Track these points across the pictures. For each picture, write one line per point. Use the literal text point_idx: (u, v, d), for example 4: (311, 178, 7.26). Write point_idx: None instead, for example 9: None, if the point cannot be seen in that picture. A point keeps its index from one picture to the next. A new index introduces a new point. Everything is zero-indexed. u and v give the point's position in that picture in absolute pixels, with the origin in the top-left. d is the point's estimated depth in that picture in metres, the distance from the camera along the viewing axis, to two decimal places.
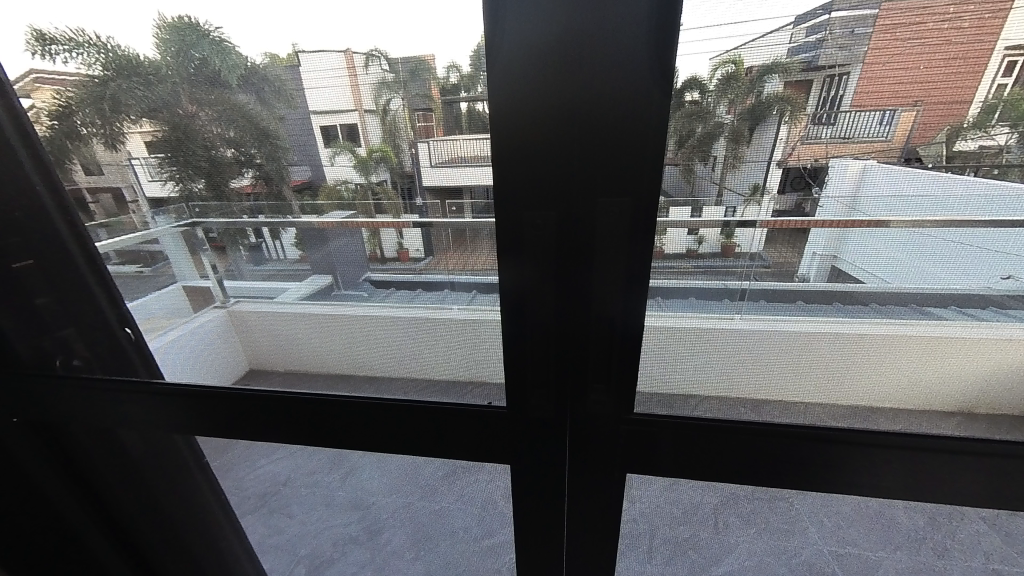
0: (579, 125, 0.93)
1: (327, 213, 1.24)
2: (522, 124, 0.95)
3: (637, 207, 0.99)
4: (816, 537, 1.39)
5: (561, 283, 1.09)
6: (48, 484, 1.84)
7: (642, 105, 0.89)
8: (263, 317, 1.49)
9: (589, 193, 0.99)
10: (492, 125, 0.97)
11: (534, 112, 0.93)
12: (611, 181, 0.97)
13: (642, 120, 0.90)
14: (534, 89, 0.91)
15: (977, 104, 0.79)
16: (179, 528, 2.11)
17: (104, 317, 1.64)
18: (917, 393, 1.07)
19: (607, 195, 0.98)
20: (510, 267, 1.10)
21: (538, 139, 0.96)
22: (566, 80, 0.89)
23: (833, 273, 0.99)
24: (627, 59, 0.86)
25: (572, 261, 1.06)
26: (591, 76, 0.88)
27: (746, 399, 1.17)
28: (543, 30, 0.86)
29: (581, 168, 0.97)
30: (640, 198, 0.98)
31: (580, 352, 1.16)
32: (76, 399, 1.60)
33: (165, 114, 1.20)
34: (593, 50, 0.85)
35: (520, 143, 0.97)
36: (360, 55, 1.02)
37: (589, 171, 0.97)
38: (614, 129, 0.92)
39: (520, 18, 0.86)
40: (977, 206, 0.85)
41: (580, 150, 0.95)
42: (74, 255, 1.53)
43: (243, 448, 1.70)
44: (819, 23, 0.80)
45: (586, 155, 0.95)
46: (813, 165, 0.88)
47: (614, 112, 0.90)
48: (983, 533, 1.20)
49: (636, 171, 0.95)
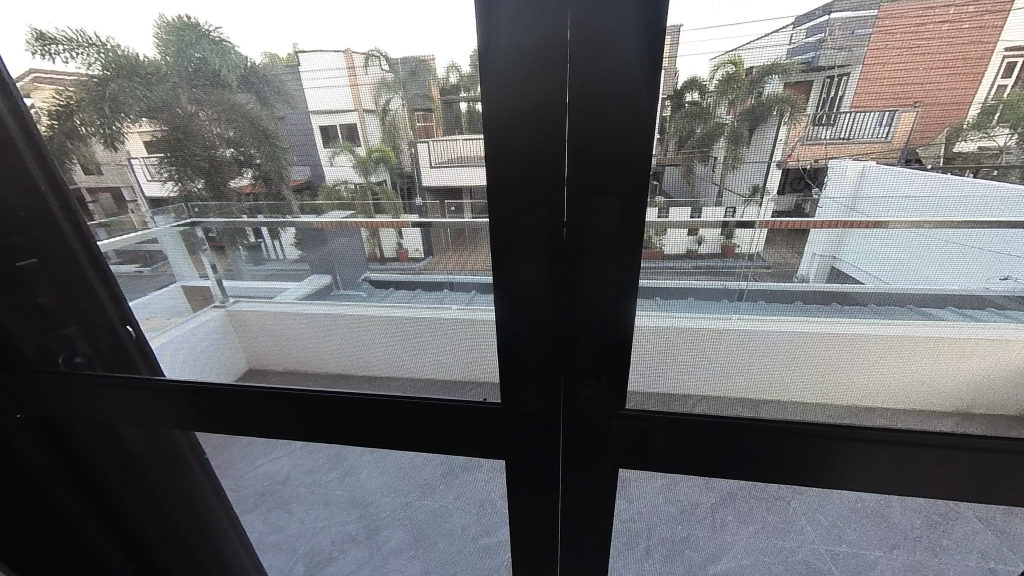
0: (569, 125, 0.95)
1: (327, 213, 1.24)
2: (513, 127, 0.97)
3: (626, 207, 1.00)
4: (813, 535, 1.39)
5: (551, 281, 1.10)
6: (49, 480, 1.85)
7: (637, 106, 0.90)
8: (261, 317, 1.49)
9: (578, 192, 1.01)
10: (484, 123, 0.98)
11: (525, 114, 0.95)
12: (599, 182, 0.99)
13: (636, 121, 0.92)
14: (528, 90, 0.93)
15: (977, 105, 0.80)
16: (179, 527, 2.11)
17: (106, 315, 1.64)
18: (915, 393, 1.07)
19: (596, 194, 1.00)
20: (502, 266, 1.11)
21: (530, 140, 0.97)
22: (557, 79, 0.91)
23: (833, 274, 0.99)
24: (620, 60, 0.87)
25: (562, 260, 1.08)
26: (584, 76, 0.90)
27: (745, 399, 1.17)
28: (535, 29, 0.87)
29: (572, 169, 0.98)
30: (628, 197, 0.99)
31: (571, 348, 1.18)
32: (75, 396, 1.61)
33: (165, 114, 1.20)
34: (584, 49, 0.87)
35: (510, 142, 0.99)
36: (360, 55, 1.02)
37: (579, 170, 0.98)
38: (603, 131, 0.94)
39: (516, 18, 0.87)
40: (975, 207, 0.86)
41: (569, 149, 0.97)
42: (76, 253, 1.53)
43: (244, 445, 1.71)
44: (819, 23, 0.80)
45: (575, 155, 0.97)
46: (813, 166, 0.88)
47: (603, 112, 0.92)
48: (978, 532, 1.20)
49: (624, 170, 0.97)
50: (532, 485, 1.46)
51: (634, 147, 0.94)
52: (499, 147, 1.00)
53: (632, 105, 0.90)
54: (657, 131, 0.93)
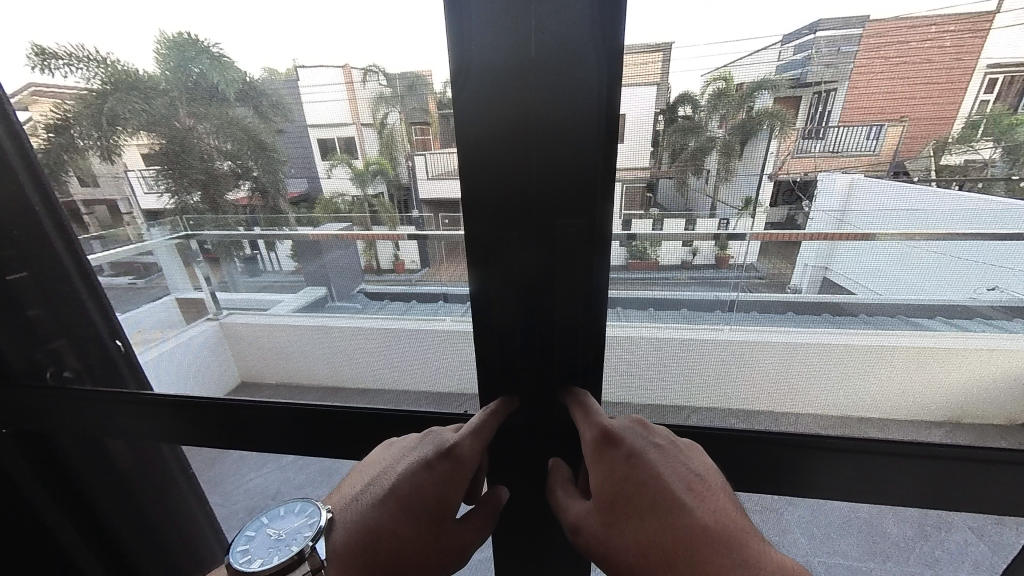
0: (538, 146, 0.97)
1: (322, 225, 1.24)
2: (478, 148, 1.00)
3: (592, 228, 1.03)
4: (810, 552, 1.36)
5: (520, 293, 1.14)
6: (35, 497, 1.82)
7: (601, 128, 0.93)
8: (252, 329, 1.46)
9: (547, 213, 1.04)
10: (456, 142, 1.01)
11: (490, 136, 0.98)
12: (558, 208, 1.02)
13: (600, 142, 0.95)
14: (496, 111, 0.95)
15: (960, 119, 0.82)
16: (166, 544, 2.06)
17: (96, 328, 1.60)
18: (905, 402, 1.09)
19: (564, 216, 1.03)
20: (473, 278, 1.15)
21: (497, 161, 1.00)
22: (525, 98, 0.93)
23: (825, 284, 0.99)
24: (584, 84, 0.90)
25: (522, 287, 1.14)
26: (555, 97, 0.92)
27: (737, 409, 1.19)
28: (508, 51, 0.89)
29: (539, 191, 1.02)
30: (594, 218, 1.02)
31: (546, 356, 1.22)
32: (75, 407, 1.64)
33: (163, 128, 1.21)
34: (558, 70, 0.89)
35: (476, 163, 1.01)
36: (359, 70, 1.04)
37: (545, 195, 1.02)
38: (570, 153, 0.96)
39: (491, 38, 0.88)
40: (956, 219, 0.88)
41: (538, 171, 1.00)
42: (66, 265, 1.51)
43: (235, 457, 1.68)
44: (806, 42, 0.83)
45: (536, 183, 1.01)
46: (802, 178, 0.90)
47: (572, 132, 0.94)
48: (970, 542, 1.20)
49: (590, 191, 1.00)
50: (527, 494, 1.46)
51: (601, 168, 0.97)
52: (466, 168, 1.02)
53: (596, 128, 0.93)
54: (653, 143, 0.94)
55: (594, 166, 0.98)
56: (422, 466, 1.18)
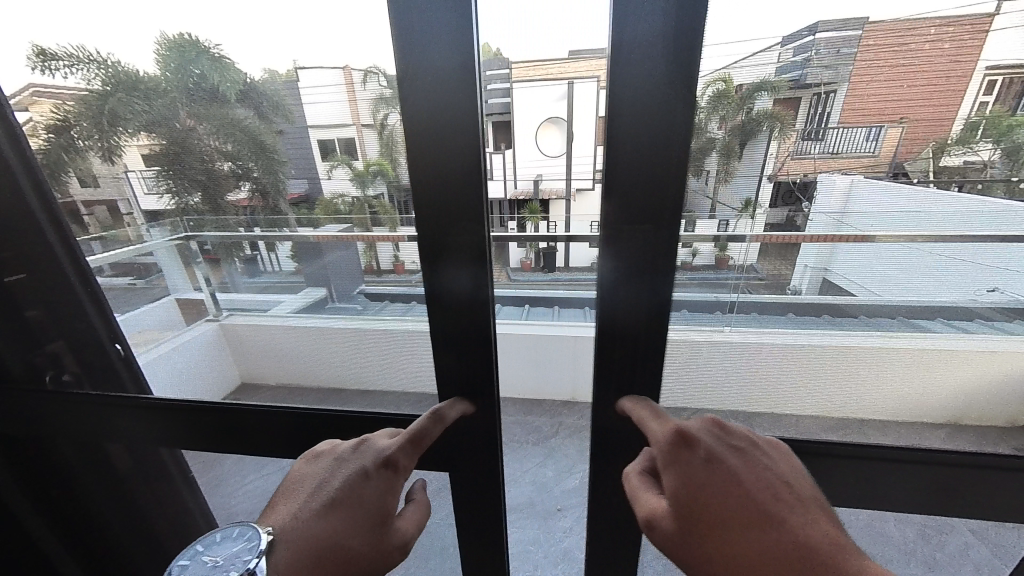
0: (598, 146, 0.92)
1: (323, 226, 1.24)
2: (423, 151, 1.03)
3: (660, 229, 0.98)
4: None
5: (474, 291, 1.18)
6: (40, 496, 1.85)
7: (667, 122, 0.87)
8: (252, 331, 1.46)
9: (611, 217, 0.98)
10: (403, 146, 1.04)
11: (433, 140, 1.01)
12: (624, 215, 0.97)
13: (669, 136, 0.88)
14: (438, 116, 0.98)
15: (960, 121, 0.82)
16: (165, 547, 2.05)
17: (97, 335, 1.59)
18: (908, 404, 1.09)
19: (631, 220, 0.98)
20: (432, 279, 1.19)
21: (443, 166, 1.04)
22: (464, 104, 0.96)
23: (823, 285, 1.02)
24: (647, 75, 0.83)
25: (452, 311, 1.23)
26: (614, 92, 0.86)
27: (741, 412, 1.19)
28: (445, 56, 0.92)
29: (602, 194, 0.96)
30: (662, 220, 0.97)
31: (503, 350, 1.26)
32: (69, 412, 1.62)
33: (163, 129, 1.20)
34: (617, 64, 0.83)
35: (424, 167, 1.05)
36: (359, 71, 1.03)
37: (610, 197, 0.96)
38: (634, 151, 0.91)
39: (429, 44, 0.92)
40: (958, 222, 0.88)
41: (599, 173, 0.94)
42: (64, 269, 1.51)
43: (234, 460, 1.66)
44: (805, 43, 0.82)
45: (605, 190, 0.96)
46: (802, 179, 0.90)
47: (634, 129, 0.88)
48: (970, 542, 1.21)
49: (660, 191, 0.94)
50: None
51: (670, 165, 0.92)
52: (417, 170, 1.06)
53: (662, 121, 0.87)
54: (701, 137, 0.89)
55: (672, 174, 0.93)
56: (361, 475, 1.18)
